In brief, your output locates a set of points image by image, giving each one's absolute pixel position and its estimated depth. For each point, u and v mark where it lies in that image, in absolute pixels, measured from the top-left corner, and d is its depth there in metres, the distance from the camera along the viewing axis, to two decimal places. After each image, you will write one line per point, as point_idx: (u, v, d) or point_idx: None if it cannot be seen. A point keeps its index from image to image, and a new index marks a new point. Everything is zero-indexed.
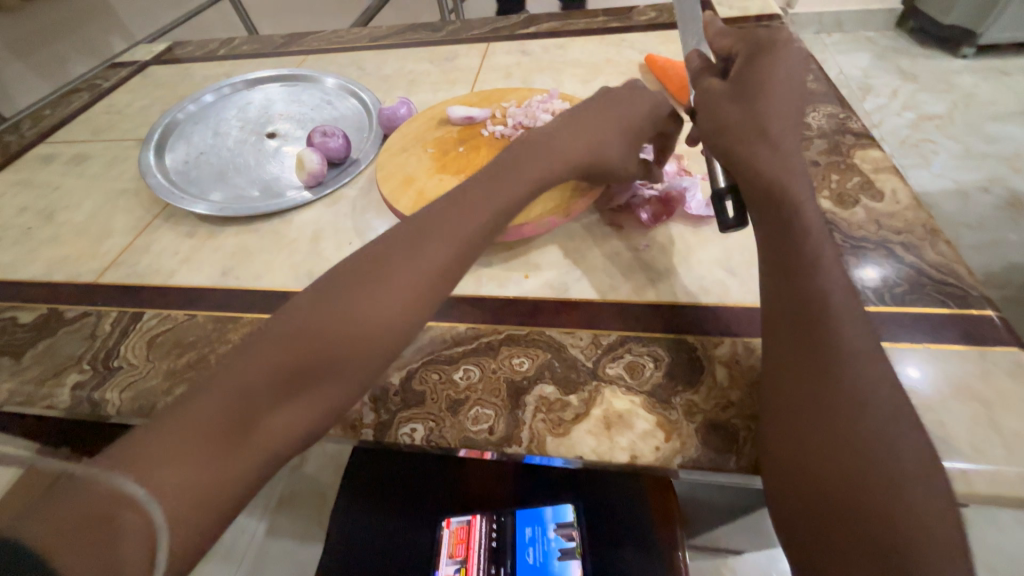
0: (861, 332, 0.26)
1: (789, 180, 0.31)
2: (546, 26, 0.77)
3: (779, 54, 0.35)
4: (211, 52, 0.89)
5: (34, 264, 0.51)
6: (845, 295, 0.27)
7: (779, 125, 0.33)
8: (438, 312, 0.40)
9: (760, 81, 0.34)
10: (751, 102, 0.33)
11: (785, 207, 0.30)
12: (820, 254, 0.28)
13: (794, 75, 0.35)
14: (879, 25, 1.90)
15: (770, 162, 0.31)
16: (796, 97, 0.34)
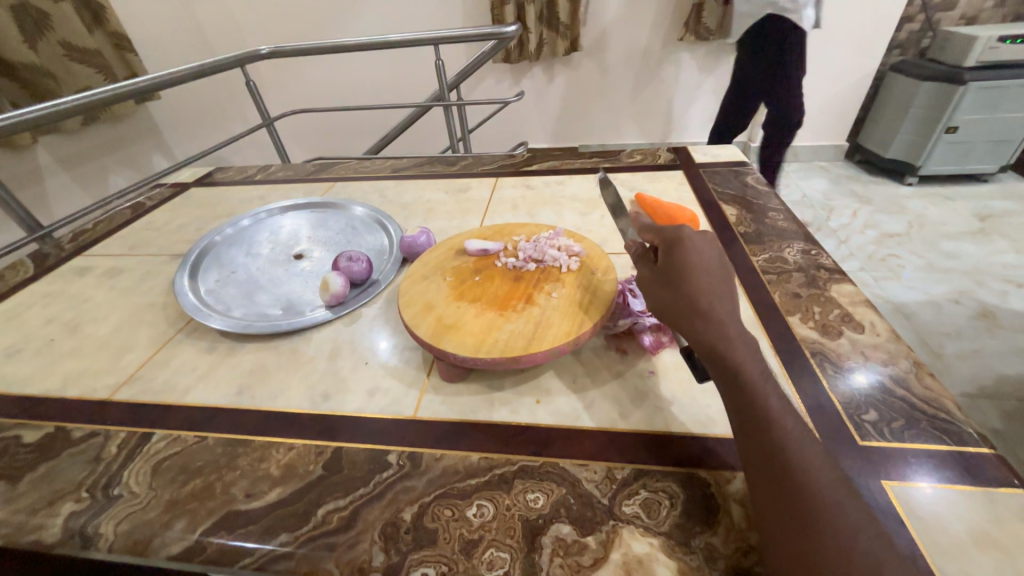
0: (829, 474, 0.28)
1: (729, 340, 0.34)
2: (547, 165, 0.89)
3: (689, 243, 0.39)
4: (249, 178, 1.00)
5: (50, 379, 0.52)
6: (802, 440, 0.30)
7: (714, 296, 0.36)
8: (452, 440, 0.40)
9: (689, 264, 0.38)
10: (685, 283, 0.37)
11: (729, 363, 0.33)
12: (766, 404, 0.31)
13: (717, 252, 0.39)
14: (830, 157, 2.20)
15: (708, 330, 0.34)
16: (725, 269, 0.38)
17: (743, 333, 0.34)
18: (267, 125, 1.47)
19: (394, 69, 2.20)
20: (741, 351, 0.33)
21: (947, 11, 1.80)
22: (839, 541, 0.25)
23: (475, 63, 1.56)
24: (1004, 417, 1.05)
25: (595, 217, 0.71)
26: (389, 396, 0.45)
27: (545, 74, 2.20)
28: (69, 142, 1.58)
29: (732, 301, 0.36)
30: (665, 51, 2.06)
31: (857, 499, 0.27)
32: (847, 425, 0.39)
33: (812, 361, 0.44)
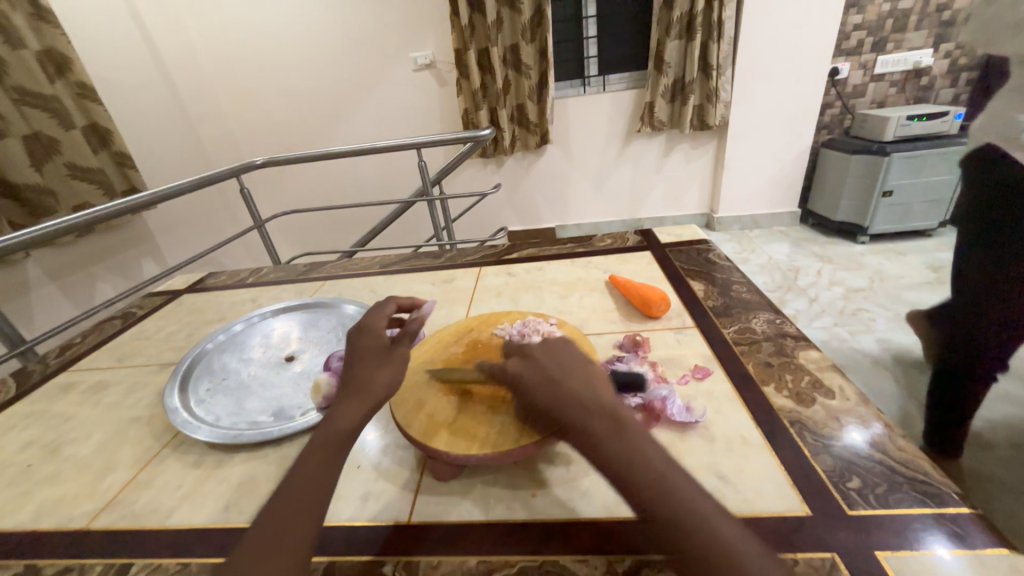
0: (726, 532, 0.31)
1: (596, 436, 0.36)
2: (526, 253, 0.96)
3: (538, 358, 0.44)
4: (241, 281, 1.04)
5: (25, 509, 0.50)
6: (696, 508, 0.32)
7: (570, 398, 0.39)
8: (448, 544, 0.39)
9: (533, 377, 0.42)
10: (540, 397, 0.40)
11: (606, 458, 0.35)
12: (650, 488, 0.33)
13: (556, 355, 0.44)
14: (787, 222, 2.39)
15: (576, 436, 0.37)
16: (573, 368, 0.42)
17: (607, 421, 0.37)
18: (258, 226, 1.54)
19: (381, 168, 2.39)
20: (610, 441, 0.35)
21: (860, 98, 2.12)
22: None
23: (455, 161, 1.72)
24: (1008, 466, 1.03)
25: (574, 300, 0.76)
26: (383, 501, 0.44)
27: (521, 165, 2.41)
28: (60, 255, 1.62)
29: (586, 396, 0.39)
30: (626, 140, 2.30)
31: (761, 553, 0.30)
32: (834, 494, 0.40)
33: (791, 430, 0.46)
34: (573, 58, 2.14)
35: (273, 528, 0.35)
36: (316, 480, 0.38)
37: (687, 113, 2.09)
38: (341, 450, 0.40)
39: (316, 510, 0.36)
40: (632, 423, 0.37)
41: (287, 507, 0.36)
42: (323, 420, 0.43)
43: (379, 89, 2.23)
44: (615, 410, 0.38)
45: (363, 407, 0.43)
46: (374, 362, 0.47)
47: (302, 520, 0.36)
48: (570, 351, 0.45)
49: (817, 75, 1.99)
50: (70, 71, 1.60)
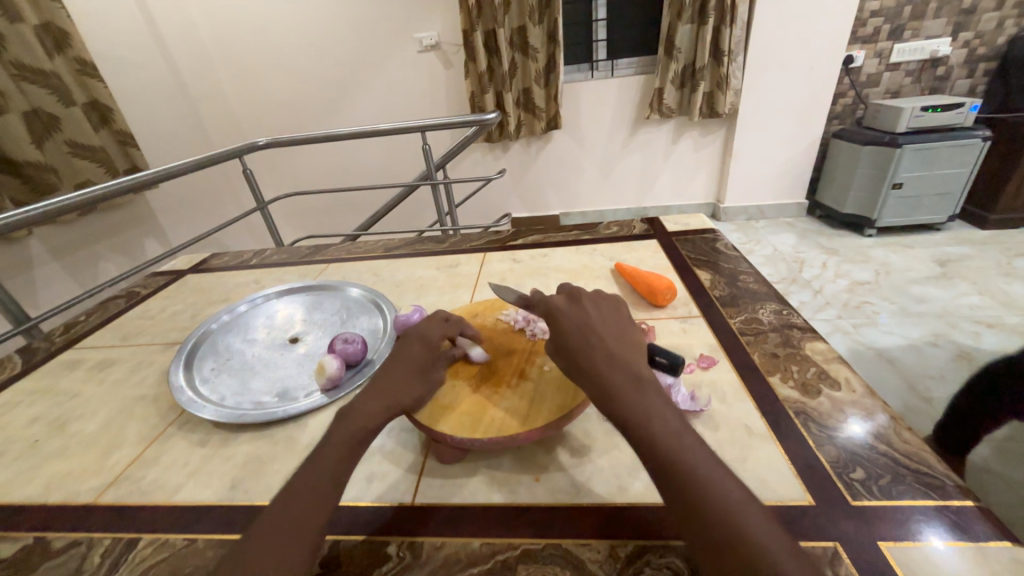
0: (724, 488, 0.32)
1: (615, 387, 0.37)
2: (532, 239, 0.95)
3: (581, 306, 0.44)
4: (244, 262, 1.04)
5: (32, 483, 0.50)
6: (699, 463, 0.33)
7: (598, 349, 0.40)
8: (452, 525, 0.40)
9: (570, 326, 0.42)
10: (571, 345, 0.41)
11: (621, 408, 0.36)
12: (658, 438, 0.34)
13: (600, 311, 0.44)
14: (794, 214, 2.37)
15: (595, 386, 0.38)
16: (611, 325, 0.43)
17: (630, 374, 0.38)
18: (261, 208, 1.53)
19: (384, 152, 2.37)
20: (627, 394, 0.37)
21: (873, 87, 2.08)
22: (742, 547, 0.29)
23: (459, 145, 1.69)
24: (1006, 460, 1.03)
25: (580, 287, 0.75)
26: (387, 482, 0.45)
27: (526, 150, 2.38)
28: (62, 233, 1.62)
29: (615, 352, 0.40)
30: (633, 127, 2.27)
31: (757, 512, 0.31)
32: (837, 484, 0.40)
33: (796, 421, 0.46)
34: (582, 42, 2.09)
35: (289, 509, 0.36)
36: (333, 465, 0.38)
37: (695, 100, 2.05)
38: (363, 443, 0.40)
39: (332, 497, 0.37)
40: (652, 383, 0.38)
41: (304, 488, 0.37)
42: (345, 410, 0.42)
43: (383, 70, 2.19)
44: (639, 368, 0.39)
45: (386, 410, 0.42)
46: (412, 368, 0.46)
47: (317, 503, 0.36)
48: (614, 308, 0.45)
49: (831, 63, 1.94)
50: (69, 46, 1.58)
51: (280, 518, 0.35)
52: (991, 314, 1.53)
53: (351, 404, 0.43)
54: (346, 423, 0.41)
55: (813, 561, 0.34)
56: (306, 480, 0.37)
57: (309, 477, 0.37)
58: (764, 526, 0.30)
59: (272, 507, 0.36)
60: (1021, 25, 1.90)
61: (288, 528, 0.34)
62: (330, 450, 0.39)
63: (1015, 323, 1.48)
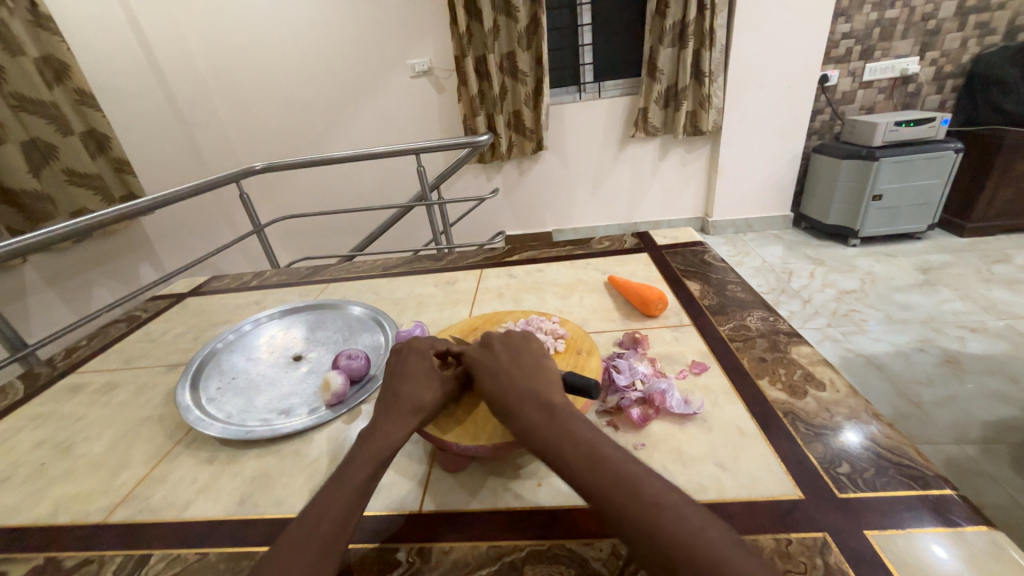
0: (645, 488, 0.33)
1: (527, 421, 0.40)
2: (527, 255, 0.98)
3: (494, 351, 0.49)
4: (245, 284, 1.06)
5: (40, 505, 0.51)
6: (617, 468, 0.35)
7: (509, 389, 0.43)
8: (459, 530, 0.41)
9: (484, 373, 0.46)
10: (487, 391, 0.45)
11: (538, 439, 0.39)
12: (575, 457, 0.36)
13: (511, 350, 0.49)
14: (780, 226, 2.44)
15: (514, 423, 0.41)
16: (522, 362, 0.47)
17: (541, 405, 0.41)
18: (258, 231, 1.53)
19: (379, 174, 2.41)
20: (539, 422, 0.40)
21: (849, 104, 2.18)
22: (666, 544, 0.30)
23: (452, 165, 1.73)
24: (995, 462, 1.06)
25: (574, 300, 0.78)
26: (394, 492, 0.46)
27: (518, 170, 2.44)
28: (57, 260, 1.62)
29: (524, 386, 0.43)
30: (621, 145, 2.34)
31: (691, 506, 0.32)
32: (824, 479, 0.42)
33: (785, 421, 0.48)
34: (568, 66, 2.18)
35: (320, 518, 0.37)
36: (363, 478, 0.40)
37: (679, 119, 2.13)
38: (387, 459, 0.42)
39: (359, 510, 0.38)
40: (565, 406, 0.41)
41: (335, 500, 0.38)
42: (369, 431, 0.44)
43: (376, 95, 2.25)
44: (550, 397, 0.42)
45: (411, 423, 0.44)
46: (422, 378, 0.48)
47: (345, 517, 0.37)
48: (525, 343, 0.49)
49: (807, 83, 2.04)
50: (69, 78, 1.61)
51: (310, 535, 0.36)
52: (974, 319, 1.58)
53: (373, 426, 0.44)
54: (370, 439, 0.43)
55: (805, 553, 0.36)
56: (334, 491, 0.39)
57: (337, 486, 0.39)
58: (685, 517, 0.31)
59: (303, 517, 0.37)
60: (983, 44, 2.01)
61: (320, 537, 0.36)
62: (359, 469, 0.40)
63: (996, 327, 1.52)
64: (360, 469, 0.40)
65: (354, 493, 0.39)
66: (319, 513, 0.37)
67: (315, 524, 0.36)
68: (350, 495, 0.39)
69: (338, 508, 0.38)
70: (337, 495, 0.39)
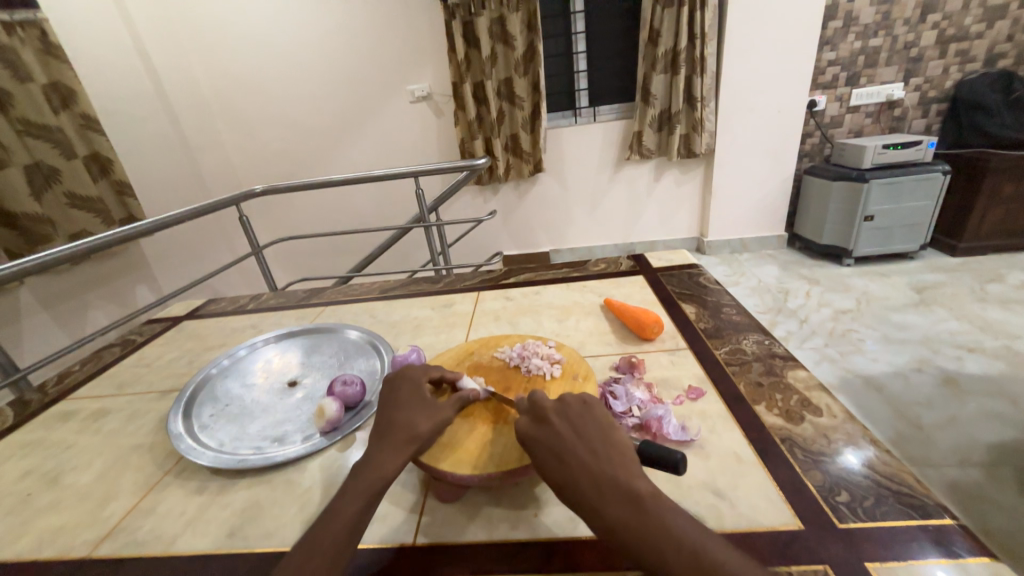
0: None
1: (615, 521, 0.35)
2: (524, 277, 0.99)
3: (550, 421, 0.43)
4: (242, 307, 1.06)
5: (23, 539, 0.50)
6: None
7: (582, 477, 0.38)
8: (453, 564, 0.40)
9: (547, 454, 0.41)
10: (556, 479, 0.39)
11: (636, 545, 0.33)
12: (684, 573, 0.32)
13: (571, 421, 0.43)
14: (775, 246, 2.46)
15: (600, 523, 0.36)
16: (586, 437, 0.41)
17: (626, 497, 0.36)
18: (256, 253, 1.53)
19: (378, 196, 2.44)
20: (631, 523, 0.34)
21: (837, 127, 2.23)
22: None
23: (451, 188, 1.75)
24: (999, 485, 1.04)
25: (571, 323, 0.78)
26: (387, 524, 0.45)
27: (515, 192, 2.48)
28: (54, 282, 1.62)
29: (601, 472, 0.38)
30: (616, 167, 2.38)
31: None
32: (824, 508, 0.41)
33: (782, 447, 0.48)
34: (564, 92, 2.24)
35: (310, 554, 0.36)
36: (354, 512, 0.39)
37: (674, 142, 2.18)
38: (381, 491, 0.41)
39: (350, 544, 0.37)
40: (653, 495, 0.36)
41: (327, 534, 0.38)
42: (362, 462, 0.44)
43: (377, 119, 2.30)
44: (633, 484, 0.37)
45: (404, 453, 0.44)
46: (415, 408, 0.48)
47: (336, 553, 0.37)
48: (583, 409, 0.44)
49: (796, 108, 2.10)
50: (75, 104, 1.65)
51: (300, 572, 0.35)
52: (971, 339, 1.58)
53: (366, 457, 0.44)
54: (364, 472, 0.42)
55: None
56: (326, 526, 0.38)
57: (329, 522, 0.38)
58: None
59: (293, 553, 0.37)
60: (964, 71, 2.09)
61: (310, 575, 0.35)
62: (349, 501, 0.40)
63: (993, 346, 1.53)
64: (353, 502, 0.40)
65: (345, 529, 0.38)
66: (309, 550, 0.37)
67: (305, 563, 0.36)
68: (342, 530, 0.38)
69: (329, 545, 0.37)
70: (329, 531, 0.38)
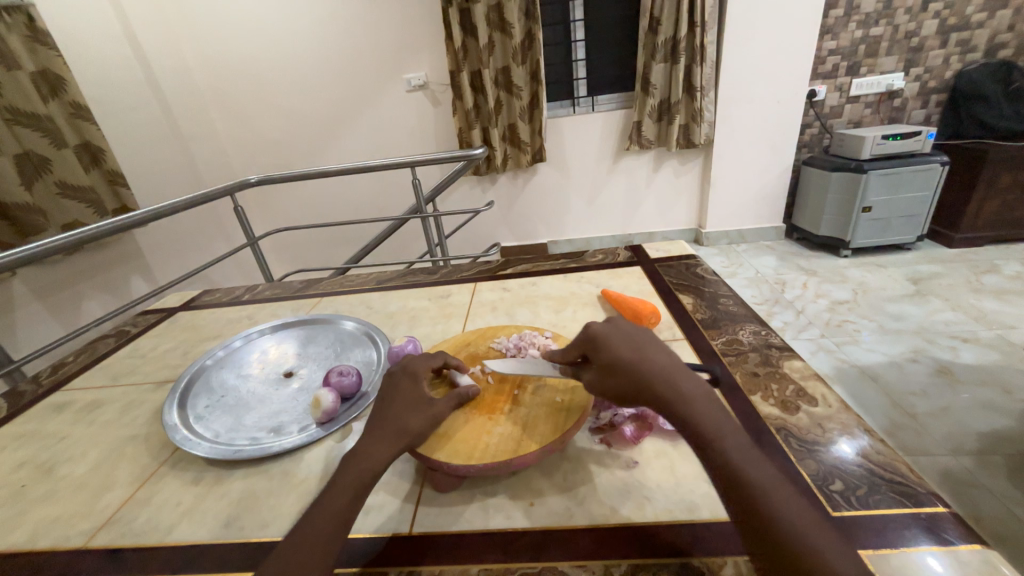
0: (796, 503, 0.33)
1: (682, 396, 0.39)
2: (521, 268, 0.98)
3: (623, 328, 0.48)
4: (237, 297, 1.05)
5: (18, 530, 0.50)
6: (769, 475, 0.34)
7: (657, 363, 0.42)
8: (447, 554, 0.40)
9: (624, 345, 0.45)
10: (628, 361, 0.43)
11: (695, 419, 0.38)
12: (736, 454, 0.35)
13: (644, 334, 0.47)
14: (772, 237, 2.46)
15: (665, 392, 0.40)
16: (658, 344, 0.46)
17: (694, 385, 0.40)
18: (252, 244, 1.52)
19: (375, 187, 2.42)
20: (694, 400, 0.39)
21: (837, 118, 2.22)
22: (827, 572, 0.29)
23: (447, 178, 1.73)
24: (989, 473, 1.06)
25: (568, 313, 0.78)
26: (383, 514, 0.45)
27: (513, 183, 2.46)
28: (47, 273, 1.60)
29: (674, 364, 0.42)
30: (615, 158, 2.37)
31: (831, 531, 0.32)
32: (818, 498, 0.42)
33: (778, 437, 0.48)
34: (562, 81, 2.22)
35: (297, 549, 0.36)
36: (342, 506, 0.39)
37: (673, 132, 2.16)
38: (368, 485, 0.41)
39: (338, 539, 0.37)
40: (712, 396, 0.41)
41: (316, 528, 0.37)
42: (350, 454, 0.43)
43: (373, 108, 2.27)
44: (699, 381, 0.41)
45: (394, 446, 0.43)
46: (406, 399, 0.48)
47: (323, 547, 0.36)
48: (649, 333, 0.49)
49: (797, 98, 2.08)
50: (64, 91, 1.61)
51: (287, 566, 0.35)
52: (965, 329, 1.59)
53: (355, 449, 0.43)
54: (353, 464, 0.42)
55: None
56: (314, 518, 0.38)
57: (318, 514, 0.38)
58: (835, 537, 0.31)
59: (281, 548, 0.36)
60: (965, 61, 2.07)
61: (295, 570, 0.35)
62: (337, 494, 0.39)
63: (988, 337, 1.53)
64: (341, 495, 0.39)
65: (334, 522, 0.38)
66: (295, 544, 0.36)
67: (293, 556, 0.35)
68: (329, 524, 0.37)
69: (316, 538, 0.37)
70: (316, 526, 0.37)
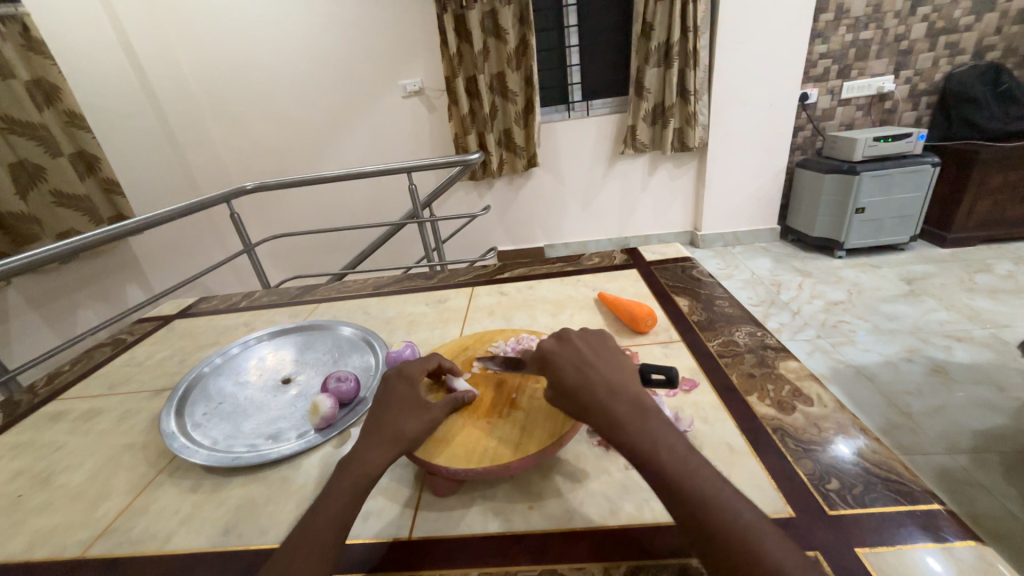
0: (740, 518, 0.33)
1: (618, 416, 0.39)
2: (518, 272, 0.98)
3: (573, 341, 0.47)
4: (234, 304, 1.05)
5: (15, 541, 0.49)
6: (709, 488, 0.34)
7: (596, 383, 0.42)
8: (447, 558, 0.40)
9: (568, 364, 0.44)
10: (568, 383, 0.43)
11: (631, 441, 0.38)
12: (670, 467, 0.36)
13: (593, 347, 0.47)
14: (767, 238, 2.47)
15: (602, 416, 0.39)
16: (604, 358, 0.45)
17: (631, 403, 0.40)
18: (248, 251, 1.51)
19: (372, 192, 2.43)
20: (629, 421, 0.39)
21: (829, 120, 2.24)
22: None
23: (443, 184, 1.74)
24: (986, 471, 1.06)
25: (565, 317, 0.79)
26: (383, 519, 0.45)
27: (510, 187, 2.47)
28: (41, 283, 1.59)
29: (613, 381, 0.42)
30: (610, 162, 2.38)
31: (771, 534, 0.32)
32: (814, 496, 0.42)
33: (775, 437, 0.49)
34: (557, 86, 2.23)
35: (294, 556, 0.36)
36: (339, 511, 0.39)
37: (667, 135, 2.18)
38: (366, 490, 0.41)
39: (336, 544, 0.37)
40: (655, 409, 0.40)
41: (314, 533, 0.37)
42: (348, 458, 0.43)
43: (369, 114, 2.28)
44: (640, 395, 0.41)
45: (391, 451, 0.43)
46: (402, 403, 0.48)
47: (321, 554, 0.36)
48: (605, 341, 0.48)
49: (789, 101, 2.10)
50: (59, 100, 1.61)
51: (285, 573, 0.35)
52: (959, 328, 1.60)
53: (351, 454, 0.43)
54: (350, 469, 0.42)
55: None
56: (310, 525, 0.38)
57: (314, 521, 0.38)
58: (781, 544, 0.31)
59: (278, 555, 0.36)
60: (953, 64, 2.10)
61: None
62: (334, 499, 0.39)
63: (982, 336, 1.55)
64: (338, 501, 0.40)
65: (332, 528, 0.38)
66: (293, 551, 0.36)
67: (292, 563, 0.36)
68: (327, 530, 0.38)
69: (314, 544, 0.37)
70: (313, 532, 0.38)
